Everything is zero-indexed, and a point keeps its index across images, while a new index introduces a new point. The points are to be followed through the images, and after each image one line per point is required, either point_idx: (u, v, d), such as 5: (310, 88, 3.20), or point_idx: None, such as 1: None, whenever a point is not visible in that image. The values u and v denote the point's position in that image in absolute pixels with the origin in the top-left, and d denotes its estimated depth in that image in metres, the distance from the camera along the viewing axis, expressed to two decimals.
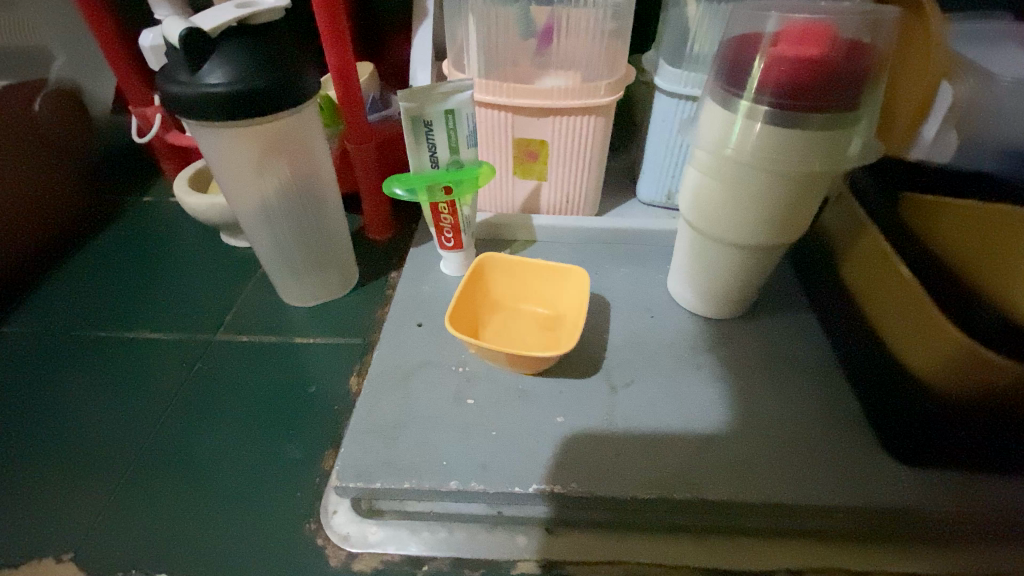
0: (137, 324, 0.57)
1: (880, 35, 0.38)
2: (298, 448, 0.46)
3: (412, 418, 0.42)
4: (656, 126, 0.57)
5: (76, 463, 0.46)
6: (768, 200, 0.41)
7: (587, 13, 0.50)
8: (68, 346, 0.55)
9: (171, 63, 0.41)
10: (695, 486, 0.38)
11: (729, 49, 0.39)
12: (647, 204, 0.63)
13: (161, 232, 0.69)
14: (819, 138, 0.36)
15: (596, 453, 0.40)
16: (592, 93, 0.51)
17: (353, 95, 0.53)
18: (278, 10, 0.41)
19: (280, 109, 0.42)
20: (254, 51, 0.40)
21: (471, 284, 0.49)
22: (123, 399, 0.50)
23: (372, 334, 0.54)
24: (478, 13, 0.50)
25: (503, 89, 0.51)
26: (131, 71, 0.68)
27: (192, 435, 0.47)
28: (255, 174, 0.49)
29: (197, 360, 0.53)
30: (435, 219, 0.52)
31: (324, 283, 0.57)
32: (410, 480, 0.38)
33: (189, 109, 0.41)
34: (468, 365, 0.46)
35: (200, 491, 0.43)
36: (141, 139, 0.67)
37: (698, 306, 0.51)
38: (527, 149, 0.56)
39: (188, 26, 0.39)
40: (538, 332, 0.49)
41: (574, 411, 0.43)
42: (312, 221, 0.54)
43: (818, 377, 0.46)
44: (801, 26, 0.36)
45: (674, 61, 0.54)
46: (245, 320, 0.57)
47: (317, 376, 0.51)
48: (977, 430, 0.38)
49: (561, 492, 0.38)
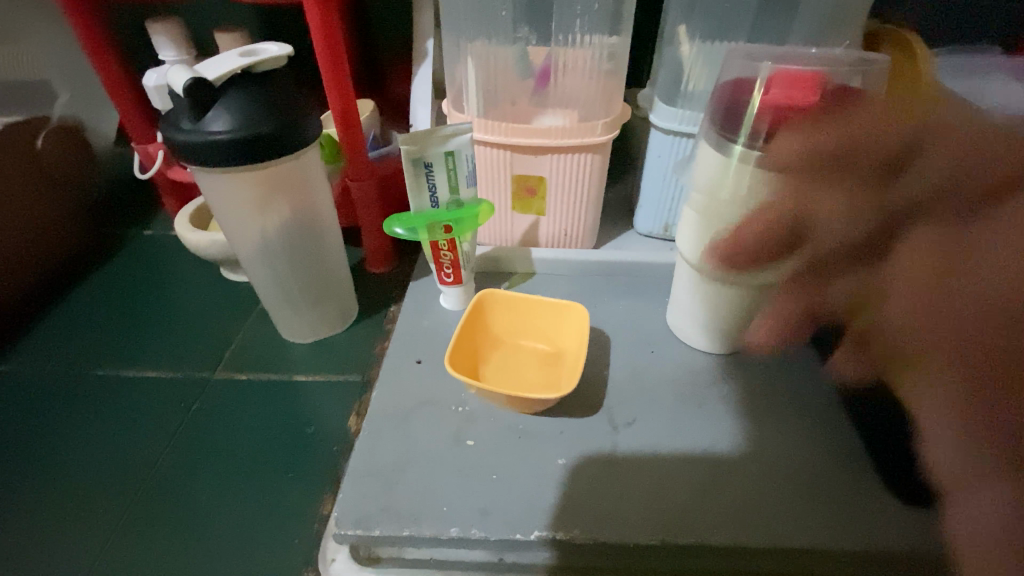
0: (135, 362, 0.57)
1: (871, 81, 0.38)
2: (296, 491, 0.45)
3: (411, 461, 0.42)
4: (652, 161, 0.58)
5: (71, 507, 0.45)
6: (764, 240, 0.41)
7: (583, 54, 0.51)
8: (65, 386, 0.55)
9: (174, 109, 0.42)
10: (698, 531, 0.37)
11: (722, 93, 0.40)
12: (645, 235, 0.63)
13: (162, 265, 0.70)
14: (812, 182, 0.37)
15: (598, 497, 0.40)
16: (589, 132, 0.52)
17: (354, 134, 0.53)
18: (282, 58, 0.42)
19: (282, 152, 0.43)
20: (257, 98, 0.41)
21: (470, 321, 0.49)
22: (119, 439, 0.50)
23: (371, 371, 0.54)
24: (478, 55, 0.52)
25: (501, 128, 0.52)
26: (134, 108, 0.69)
27: (188, 478, 0.47)
28: (256, 214, 0.49)
29: (196, 399, 0.53)
30: (435, 256, 0.52)
31: (323, 319, 0.57)
32: (409, 527, 0.38)
33: (193, 155, 0.41)
34: (468, 404, 0.46)
35: (196, 538, 0.43)
36: (144, 174, 0.68)
37: (697, 341, 0.51)
38: (526, 185, 0.56)
39: (193, 76, 0.40)
40: (539, 369, 0.49)
41: (576, 451, 0.42)
42: (313, 258, 0.54)
43: (819, 415, 0.46)
44: (792, 74, 0.37)
45: (669, 99, 0.55)
46: (244, 357, 0.57)
47: (316, 415, 0.50)
48: None
49: (563, 539, 0.37)
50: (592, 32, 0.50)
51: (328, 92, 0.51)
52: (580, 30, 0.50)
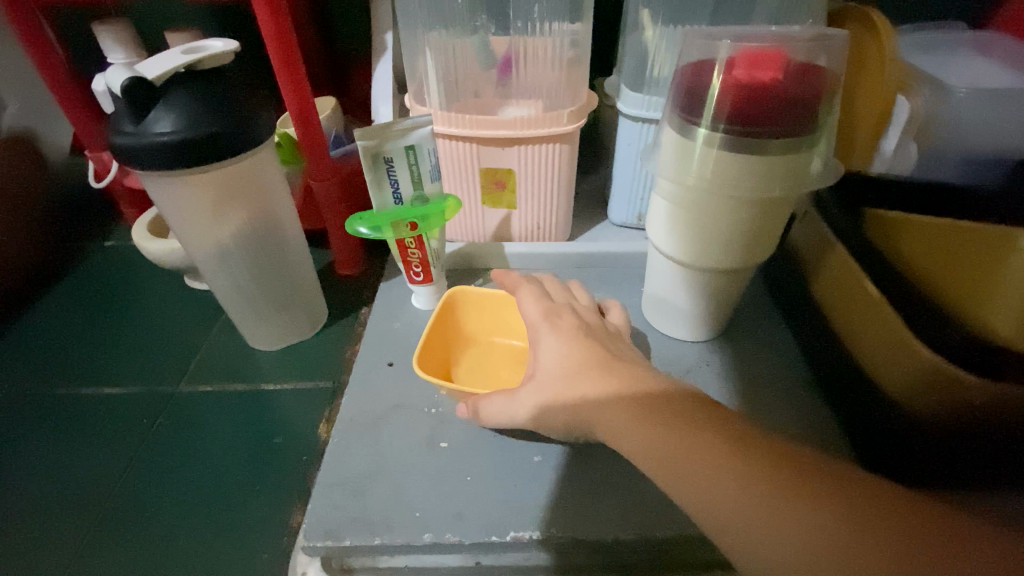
0: (95, 378, 0.54)
1: (832, 57, 0.38)
2: (265, 503, 0.44)
3: (383, 467, 0.41)
4: (622, 149, 0.57)
5: (28, 532, 0.43)
6: (734, 223, 0.40)
7: (545, 41, 0.50)
8: (19, 406, 0.52)
9: (115, 112, 0.40)
10: (677, 522, 0.36)
11: (684, 76, 0.39)
12: (619, 226, 0.62)
13: (125, 277, 0.67)
14: (778, 163, 0.36)
15: (577, 495, 0.38)
16: (555, 122, 0.50)
17: (314, 134, 0.52)
18: (227, 54, 0.41)
19: (232, 153, 0.42)
20: (201, 96, 0.39)
21: (439, 321, 0.48)
22: (79, 459, 0.48)
23: (342, 375, 0.53)
24: (436, 46, 0.50)
25: (464, 120, 0.50)
26: (86, 115, 0.66)
27: (151, 495, 0.45)
28: (211, 220, 0.47)
29: (160, 413, 0.51)
30: (403, 254, 0.51)
31: (290, 325, 0.56)
32: (381, 535, 0.36)
33: (137, 160, 0.39)
34: (442, 406, 0.45)
35: (157, 560, 0.41)
36: (100, 184, 0.67)
37: (674, 330, 0.51)
38: (494, 178, 0.55)
39: (132, 75, 0.38)
40: (512, 364, 0.48)
41: (551, 448, 0.41)
42: (275, 262, 0.53)
43: (795, 401, 0.46)
44: (753, 52, 0.36)
45: (635, 86, 0.54)
46: (210, 368, 0.55)
47: (286, 425, 0.49)
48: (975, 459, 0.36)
49: (540, 538, 0.36)
50: (552, 18, 0.49)
51: (283, 91, 0.49)
52: (539, 16, 0.49)
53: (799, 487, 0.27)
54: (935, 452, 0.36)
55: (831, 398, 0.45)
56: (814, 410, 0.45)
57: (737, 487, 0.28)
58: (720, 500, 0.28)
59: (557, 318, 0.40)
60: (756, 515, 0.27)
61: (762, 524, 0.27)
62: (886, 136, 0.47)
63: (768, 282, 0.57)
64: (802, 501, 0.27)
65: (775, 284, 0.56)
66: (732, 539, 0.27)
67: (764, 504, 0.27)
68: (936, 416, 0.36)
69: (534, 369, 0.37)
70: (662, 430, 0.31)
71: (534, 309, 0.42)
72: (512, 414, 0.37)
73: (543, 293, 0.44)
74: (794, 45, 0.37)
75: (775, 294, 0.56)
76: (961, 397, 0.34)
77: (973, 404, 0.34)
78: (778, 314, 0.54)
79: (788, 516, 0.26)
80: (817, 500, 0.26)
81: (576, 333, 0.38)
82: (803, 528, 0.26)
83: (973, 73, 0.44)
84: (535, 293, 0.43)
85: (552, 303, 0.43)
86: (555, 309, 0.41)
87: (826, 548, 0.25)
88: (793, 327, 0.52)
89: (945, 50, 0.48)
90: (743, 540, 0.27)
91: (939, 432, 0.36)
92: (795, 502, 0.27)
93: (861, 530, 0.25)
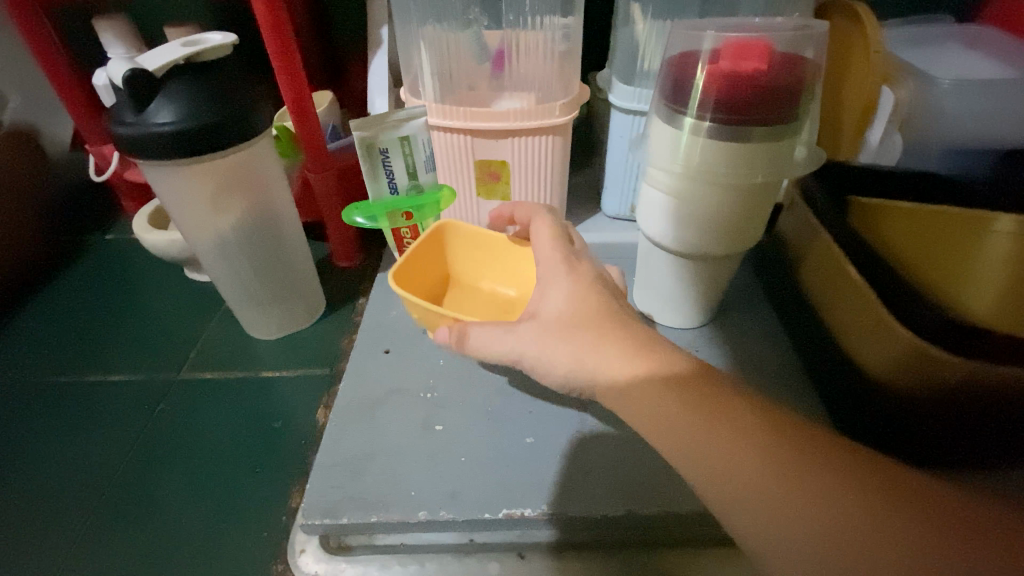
0: (97, 367, 0.55)
1: (814, 48, 0.39)
2: (265, 485, 0.45)
3: (380, 449, 0.42)
4: (614, 141, 0.58)
5: (35, 515, 0.44)
6: (720, 210, 0.41)
7: (537, 36, 0.51)
8: (23, 395, 0.53)
9: (117, 103, 0.41)
10: (665, 501, 0.37)
11: (670, 67, 0.40)
12: (612, 217, 0.63)
13: (125, 269, 0.68)
14: (761, 150, 0.37)
15: (567, 475, 0.39)
16: (548, 114, 0.51)
17: (312, 127, 0.53)
18: (226, 48, 0.42)
19: (230, 144, 0.43)
20: (200, 88, 0.40)
21: (428, 248, 0.49)
22: (82, 446, 0.49)
23: (340, 362, 0.54)
24: (431, 40, 0.51)
25: (459, 112, 0.51)
26: (87, 110, 0.68)
27: (154, 479, 0.46)
28: (211, 210, 0.49)
29: (161, 401, 0.52)
30: (398, 242, 0.53)
31: (289, 315, 0.57)
32: (377, 513, 0.38)
33: (139, 150, 0.40)
34: (437, 391, 0.46)
35: (159, 541, 0.42)
36: (101, 177, 0.68)
37: (664, 316, 0.52)
38: (488, 170, 0.55)
39: (133, 68, 0.39)
40: (493, 311, 0.48)
41: (544, 431, 0.43)
42: (273, 253, 0.54)
43: (782, 384, 0.47)
44: (737, 43, 0.37)
45: (626, 79, 0.55)
46: (210, 357, 0.56)
47: (284, 411, 0.50)
48: (955, 432, 0.37)
49: (531, 516, 0.37)
50: (544, 12, 0.50)
51: (281, 84, 0.50)
52: (531, 11, 0.50)
53: (778, 450, 0.27)
54: (914, 425, 0.37)
55: (816, 379, 0.46)
56: (800, 392, 0.46)
57: (714, 446, 0.28)
58: (715, 469, 0.28)
59: (576, 262, 0.38)
60: (740, 472, 0.27)
61: (743, 492, 0.27)
62: (872, 128, 0.48)
63: (755, 271, 0.58)
64: (789, 466, 0.27)
65: (762, 272, 0.57)
66: (709, 502, 0.28)
67: (744, 471, 0.27)
68: (914, 392, 0.37)
69: (537, 309, 0.36)
70: (660, 397, 0.30)
71: (551, 249, 0.39)
72: (506, 347, 0.35)
73: (562, 232, 0.41)
74: (778, 36, 0.38)
75: (762, 282, 0.57)
76: (938, 372, 0.35)
77: (949, 378, 0.35)
78: (765, 301, 0.55)
79: (772, 484, 0.27)
80: (796, 464, 0.27)
81: (586, 276, 0.37)
82: (794, 497, 0.26)
83: (958, 65, 0.45)
84: (553, 230, 0.41)
85: (569, 246, 0.40)
86: (570, 254, 0.39)
87: (802, 517, 0.26)
88: (780, 313, 0.53)
89: (927, 44, 0.49)
90: (725, 494, 0.28)
91: (918, 407, 0.37)
92: (773, 463, 0.27)
93: (840, 492, 0.26)
